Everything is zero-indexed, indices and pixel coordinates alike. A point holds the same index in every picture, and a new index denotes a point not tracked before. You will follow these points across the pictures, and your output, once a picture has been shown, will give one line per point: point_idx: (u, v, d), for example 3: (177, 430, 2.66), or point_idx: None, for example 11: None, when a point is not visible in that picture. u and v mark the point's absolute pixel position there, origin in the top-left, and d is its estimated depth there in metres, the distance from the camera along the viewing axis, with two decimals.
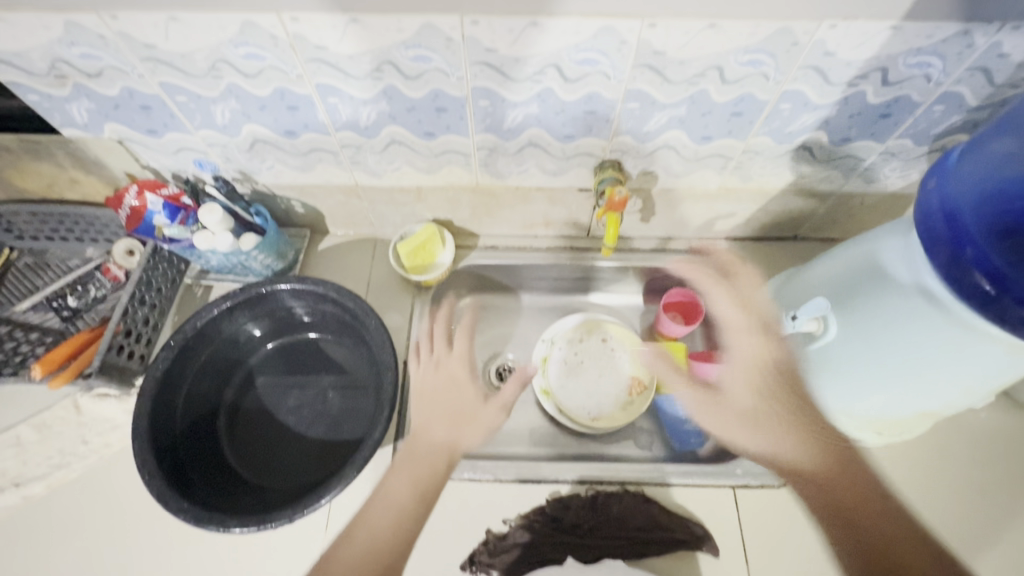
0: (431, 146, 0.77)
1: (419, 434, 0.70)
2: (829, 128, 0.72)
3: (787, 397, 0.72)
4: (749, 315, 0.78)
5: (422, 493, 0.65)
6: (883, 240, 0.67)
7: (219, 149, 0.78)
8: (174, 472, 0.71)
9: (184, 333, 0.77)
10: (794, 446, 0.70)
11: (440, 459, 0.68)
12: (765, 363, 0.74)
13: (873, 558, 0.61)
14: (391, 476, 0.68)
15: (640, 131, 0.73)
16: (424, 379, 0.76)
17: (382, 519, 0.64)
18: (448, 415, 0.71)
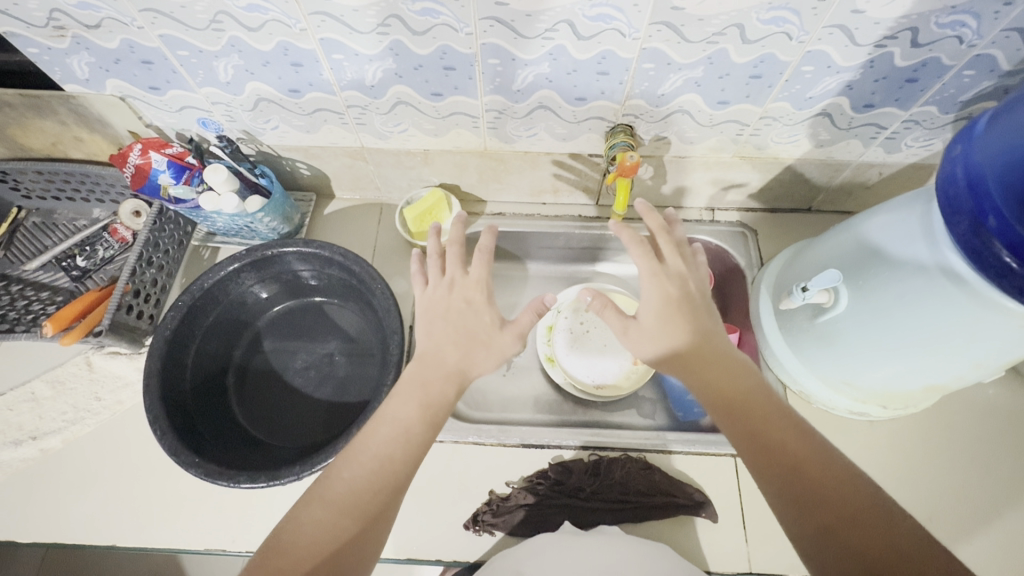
0: (437, 108, 0.75)
1: (429, 357, 0.65)
2: (851, 93, 0.69)
3: (699, 338, 0.63)
4: (667, 265, 0.67)
5: (432, 417, 0.61)
6: (895, 211, 0.65)
7: (222, 107, 0.77)
8: (187, 427, 0.73)
9: (192, 294, 0.77)
10: (703, 378, 0.61)
11: (451, 384, 0.63)
12: (675, 303, 0.64)
13: (820, 517, 0.50)
14: (396, 399, 0.62)
15: (654, 95, 0.70)
16: (433, 304, 0.69)
17: (386, 443, 0.58)
18: (461, 346, 0.65)
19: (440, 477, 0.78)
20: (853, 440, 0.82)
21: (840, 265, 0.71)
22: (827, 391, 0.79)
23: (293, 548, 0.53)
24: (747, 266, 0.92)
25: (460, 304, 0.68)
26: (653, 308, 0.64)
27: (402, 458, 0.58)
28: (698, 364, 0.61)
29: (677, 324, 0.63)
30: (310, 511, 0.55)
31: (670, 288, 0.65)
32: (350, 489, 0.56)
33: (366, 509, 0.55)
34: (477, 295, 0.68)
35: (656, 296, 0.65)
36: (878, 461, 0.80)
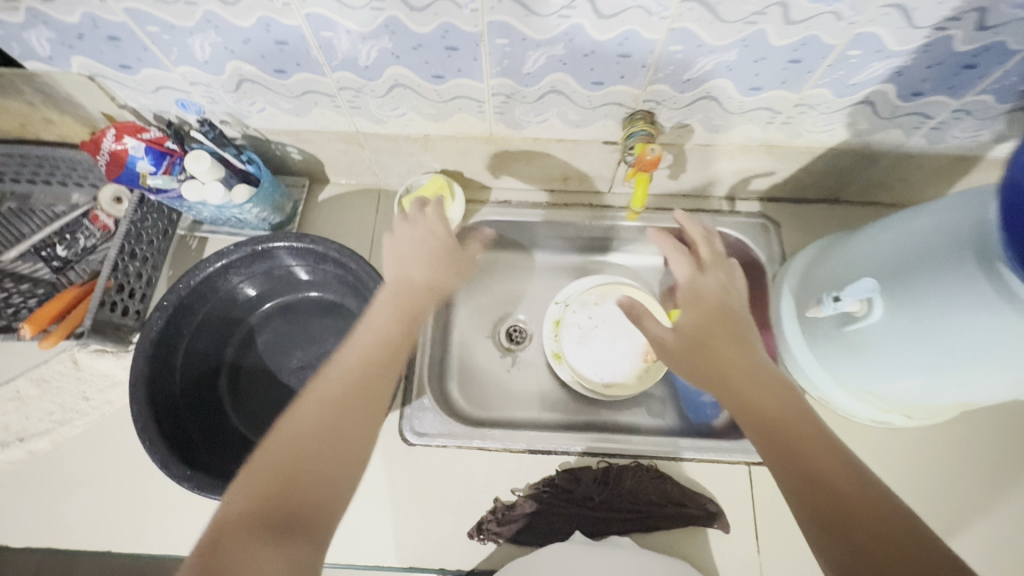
0: (439, 91, 0.68)
1: (402, 277, 0.66)
2: (900, 80, 0.62)
3: (737, 349, 0.60)
4: (705, 279, 0.68)
5: (409, 322, 0.62)
6: (938, 214, 0.61)
7: (201, 88, 0.70)
8: (175, 432, 0.69)
9: (177, 292, 0.72)
10: (736, 387, 0.57)
11: (420, 292, 0.65)
12: (712, 312, 0.64)
13: (833, 511, 0.47)
14: (373, 315, 0.62)
15: (680, 79, 0.63)
16: (404, 245, 0.69)
17: (366, 350, 0.58)
18: (429, 275, 0.67)
19: (443, 483, 0.76)
20: (873, 448, 0.79)
21: (872, 269, 0.67)
22: (849, 398, 0.76)
23: (278, 457, 0.49)
24: (768, 261, 0.87)
25: (424, 239, 0.70)
26: (693, 317, 0.64)
27: (382, 361, 0.57)
28: (733, 376, 0.57)
29: (714, 333, 0.62)
30: (292, 419, 0.52)
31: (712, 298, 0.66)
32: (335, 395, 0.53)
33: (353, 413, 0.53)
34: (438, 233, 0.72)
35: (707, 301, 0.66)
36: (903, 468, 0.77)
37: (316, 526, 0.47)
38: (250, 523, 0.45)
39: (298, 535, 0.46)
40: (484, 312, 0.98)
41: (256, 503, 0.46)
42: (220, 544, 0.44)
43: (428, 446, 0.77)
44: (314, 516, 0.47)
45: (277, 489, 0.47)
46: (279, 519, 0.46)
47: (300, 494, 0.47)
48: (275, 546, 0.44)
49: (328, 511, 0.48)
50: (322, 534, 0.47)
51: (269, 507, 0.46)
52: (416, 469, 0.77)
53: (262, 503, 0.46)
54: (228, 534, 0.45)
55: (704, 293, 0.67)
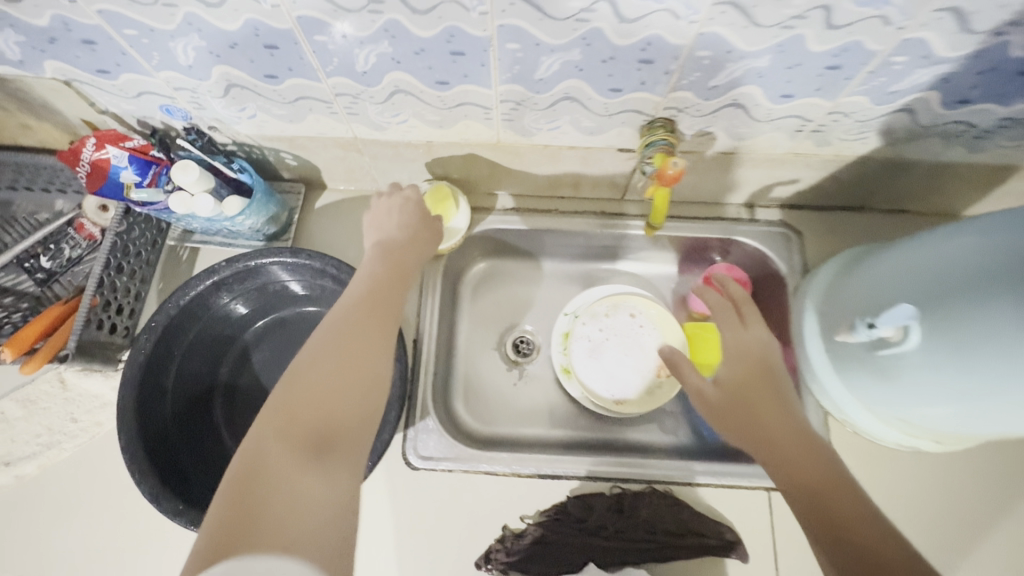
0: (443, 98, 0.63)
1: (388, 239, 0.66)
2: (945, 87, 0.57)
3: (777, 409, 0.57)
4: (748, 331, 0.65)
5: (398, 267, 0.63)
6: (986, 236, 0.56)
7: (187, 93, 0.65)
8: (169, 463, 0.66)
9: (166, 313, 0.68)
10: (768, 440, 0.55)
11: (406, 241, 0.67)
12: (753, 369, 0.61)
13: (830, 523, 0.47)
14: (367, 266, 0.62)
15: (705, 86, 0.58)
16: (381, 220, 0.69)
17: (365, 289, 0.58)
18: (411, 237, 0.68)
19: (449, 509, 0.73)
20: (899, 470, 0.76)
21: (906, 295, 0.62)
22: (876, 422, 0.73)
23: (302, 387, 0.49)
24: (790, 273, 0.83)
25: (399, 210, 0.70)
26: (733, 372, 0.61)
27: (379, 294, 0.58)
28: (767, 430, 0.55)
29: (755, 391, 0.59)
30: (307, 353, 0.51)
31: (756, 354, 0.63)
32: (345, 331, 0.53)
33: (368, 347, 0.53)
34: (412, 199, 0.71)
35: (751, 359, 0.62)
36: (930, 494, 0.75)
37: (351, 444, 0.48)
38: (287, 448, 0.45)
39: (336, 453, 0.47)
40: (489, 323, 0.93)
41: (290, 429, 0.46)
42: (259, 468, 0.44)
43: (433, 470, 0.74)
44: (348, 437, 0.48)
45: (308, 415, 0.47)
46: (316, 442, 0.46)
47: (330, 418, 0.48)
48: (316, 465, 0.45)
49: (360, 431, 0.49)
50: (358, 453, 0.49)
51: (302, 434, 0.46)
52: (420, 494, 0.74)
53: (295, 430, 0.46)
54: (266, 460, 0.44)
55: (747, 348, 0.63)
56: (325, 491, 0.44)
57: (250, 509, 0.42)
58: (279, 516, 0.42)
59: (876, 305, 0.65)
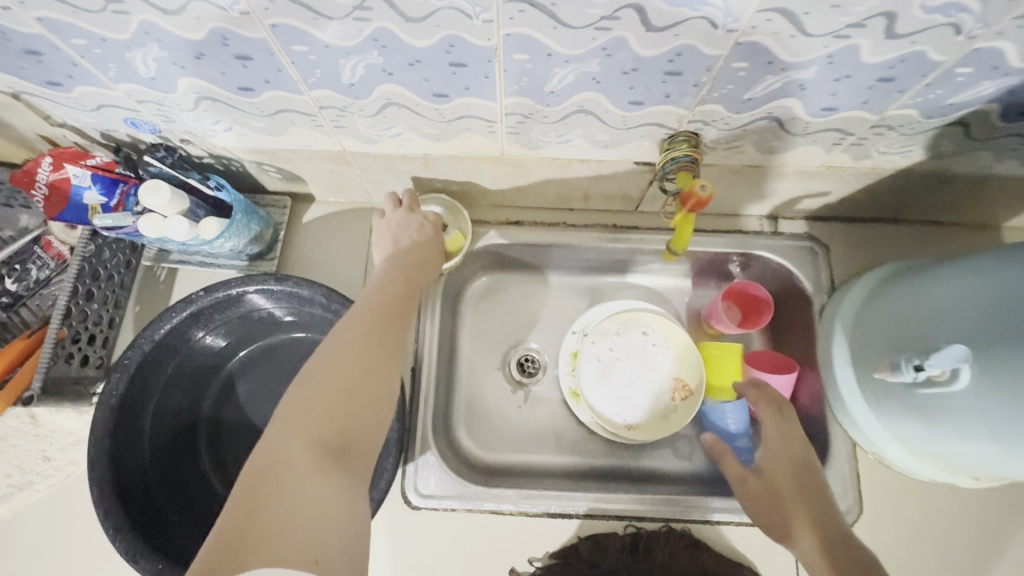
0: (441, 111, 0.56)
1: (403, 249, 0.65)
2: (1009, 100, 0.50)
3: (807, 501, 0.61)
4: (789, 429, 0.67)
5: (412, 277, 0.63)
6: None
7: (152, 106, 0.57)
8: (148, 514, 0.61)
9: (140, 349, 0.62)
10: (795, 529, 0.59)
11: (422, 253, 0.66)
12: (790, 466, 0.64)
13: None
14: (379, 278, 0.61)
15: (737, 99, 0.52)
16: (392, 236, 0.67)
17: (381, 300, 0.57)
18: (422, 254, 0.66)
19: (452, 550, 0.69)
20: (932, 503, 0.72)
21: (952, 322, 0.56)
22: (908, 456, 0.68)
23: (319, 396, 0.47)
24: (815, 291, 0.77)
25: (412, 227, 0.68)
26: (767, 465, 0.65)
27: (393, 302, 0.58)
28: (794, 521, 0.60)
29: (790, 486, 0.63)
30: (324, 360, 0.49)
31: (792, 451, 0.65)
32: (363, 339, 0.52)
33: (385, 357, 0.51)
34: (426, 219, 0.69)
35: (792, 459, 0.65)
36: (968, 529, 0.71)
37: (366, 455, 0.47)
38: (306, 456, 0.44)
39: (353, 465, 0.45)
40: (492, 341, 0.85)
41: (309, 436, 0.45)
42: (276, 475, 0.43)
43: (434, 509, 0.69)
44: (364, 448, 0.47)
45: (327, 422, 0.46)
46: (334, 452, 0.45)
47: (349, 427, 0.46)
48: (336, 474, 0.44)
49: (374, 443, 0.48)
50: (372, 463, 0.48)
51: (322, 442, 0.45)
52: (421, 535, 0.69)
53: (315, 438, 0.45)
54: (283, 466, 0.43)
55: (781, 445, 0.66)
56: (342, 501, 0.43)
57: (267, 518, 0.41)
58: (297, 526, 0.40)
59: (915, 328, 0.60)
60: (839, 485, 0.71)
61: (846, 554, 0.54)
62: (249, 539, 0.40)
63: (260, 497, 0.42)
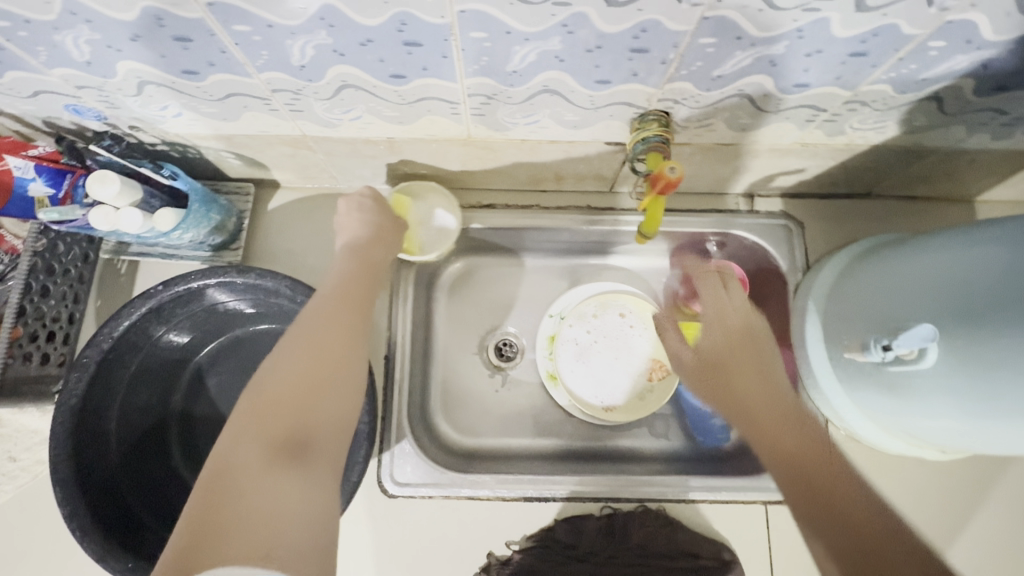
0: (401, 93, 0.53)
1: (363, 232, 0.61)
2: (982, 74, 0.49)
3: (757, 376, 0.55)
4: (733, 307, 0.61)
5: (371, 262, 0.59)
6: (1001, 245, 0.51)
7: (93, 92, 0.54)
8: (119, 515, 0.61)
9: (98, 348, 0.60)
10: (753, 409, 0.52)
11: (382, 236, 0.63)
12: (739, 341, 0.58)
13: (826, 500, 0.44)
14: (336, 263, 0.58)
15: (707, 77, 0.50)
16: (352, 227, 0.62)
17: (341, 285, 0.55)
18: (374, 232, 0.62)
19: (431, 537, 0.69)
20: (901, 476, 0.74)
21: (927, 302, 0.55)
22: (878, 432, 0.69)
23: (273, 392, 0.45)
24: (790, 269, 0.76)
25: (356, 210, 0.63)
26: (714, 341, 0.58)
27: (354, 292, 0.54)
28: (748, 399, 0.53)
29: (738, 361, 0.56)
30: (279, 357, 0.47)
31: (737, 321, 0.59)
32: (319, 330, 0.49)
33: (343, 345, 0.49)
34: (364, 198, 0.64)
35: (744, 330, 0.58)
36: (936, 500, 0.73)
37: (328, 449, 0.45)
38: (260, 454, 0.43)
39: (313, 460, 0.44)
40: (468, 326, 0.83)
41: (260, 437, 0.43)
42: (231, 476, 0.42)
43: (411, 497, 0.70)
44: (326, 441, 0.45)
45: (282, 423, 0.44)
46: (289, 449, 0.43)
47: (304, 422, 0.45)
48: (291, 470, 0.43)
49: (337, 435, 0.47)
50: (336, 456, 0.46)
51: (275, 440, 0.43)
52: (399, 522, 0.70)
53: (268, 437, 0.43)
54: (237, 467, 0.42)
55: (729, 317, 0.60)
56: (299, 497, 0.42)
57: (220, 520, 0.40)
58: (248, 526, 0.40)
59: (886, 309, 0.60)
60: None
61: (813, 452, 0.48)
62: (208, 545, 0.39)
63: (215, 500, 0.41)
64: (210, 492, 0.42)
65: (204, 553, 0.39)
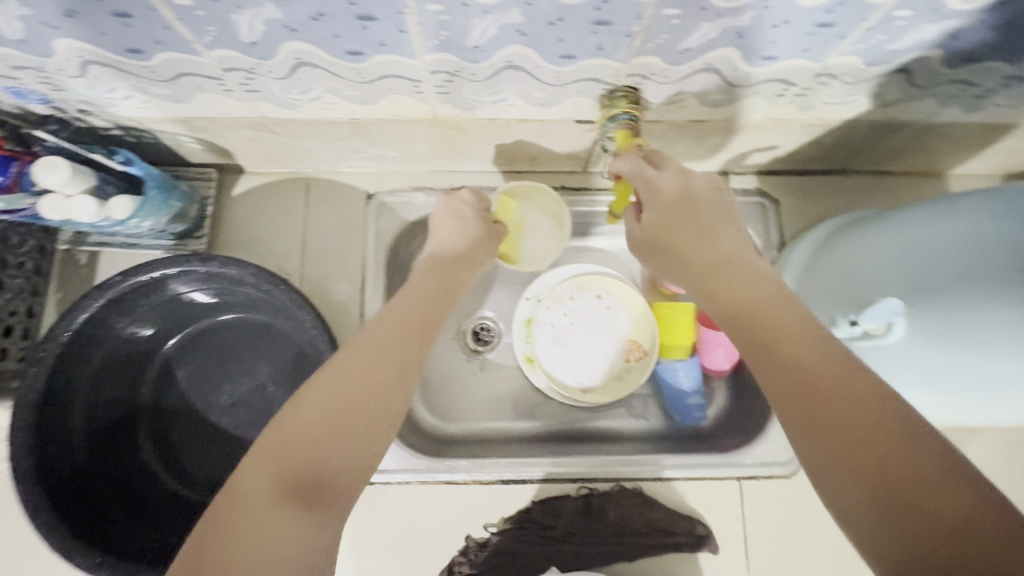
0: (360, 71, 0.51)
1: (447, 245, 0.60)
2: (951, 45, 0.49)
3: (703, 246, 0.47)
4: (662, 172, 0.52)
5: (448, 285, 0.57)
6: (1000, 220, 0.49)
7: (32, 73, 0.51)
8: (84, 513, 0.59)
9: (57, 341, 0.58)
10: (709, 288, 0.46)
11: (464, 256, 0.60)
12: (676, 208, 0.50)
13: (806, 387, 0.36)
14: (417, 280, 0.56)
15: (674, 50, 0.49)
16: (445, 226, 0.62)
17: (400, 314, 0.51)
18: (466, 241, 0.62)
19: (409, 523, 0.69)
20: None
21: (897, 276, 0.56)
22: None
23: (308, 414, 0.41)
24: (765, 247, 0.76)
25: (454, 215, 0.63)
26: (650, 216, 0.50)
27: (420, 320, 0.51)
28: (700, 275, 0.46)
29: (679, 235, 0.49)
30: (328, 373, 0.44)
31: (671, 193, 0.50)
32: (362, 363, 0.45)
33: (385, 382, 0.45)
34: (466, 204, 0.64)
35: (677, 202, 0.50)
36: None
37: (341, 497, 0.40)
38: (265, 487, 0.38)
39: (331, 496, 0.39)
40: None
41: (282, 462, 0.39)
42: (238, 501, 0.37)
43: (389, 483, 0.70)
44: (338, 489, 0.40)
45: (309, 451, 0.40)
46: (301, 490, 0.38)
47: (328, 455, 0.40)
48: (295, 515, 0.37)
49: (350, 484, 0.41)
50: (346, 508, 0.40)
51: (286, 477, 0.38)
52: (377, 509, 0.69)
53: (279, 471, 0.38)
54: (240, 495, 0.37)
55: (661, 193, 0.51)
56: (295, 545, 0.36)
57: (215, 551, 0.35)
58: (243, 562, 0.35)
59: (853, 283, 0.60)
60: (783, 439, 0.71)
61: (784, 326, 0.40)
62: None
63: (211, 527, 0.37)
64: (210, 516, 0.37)
65: None
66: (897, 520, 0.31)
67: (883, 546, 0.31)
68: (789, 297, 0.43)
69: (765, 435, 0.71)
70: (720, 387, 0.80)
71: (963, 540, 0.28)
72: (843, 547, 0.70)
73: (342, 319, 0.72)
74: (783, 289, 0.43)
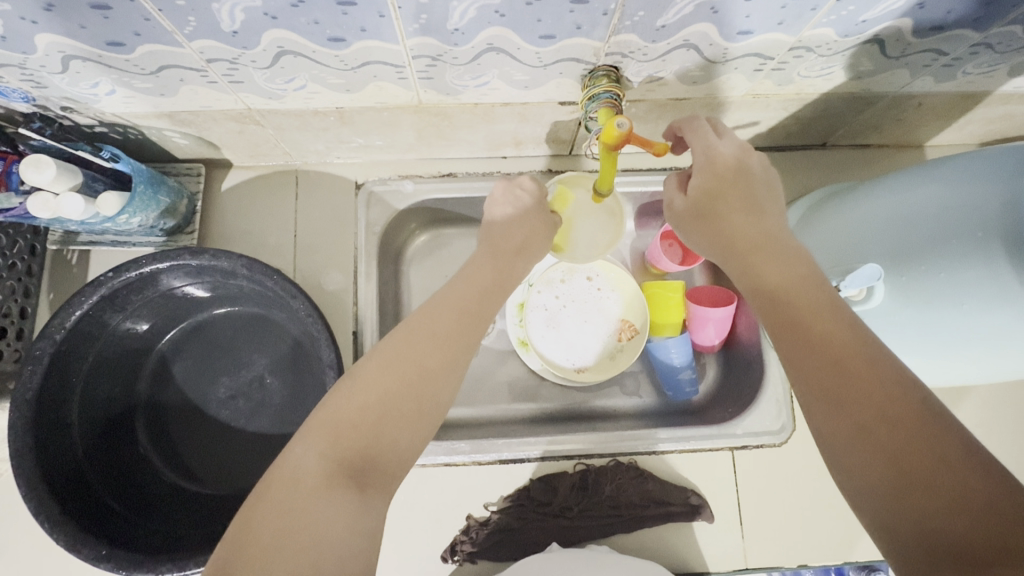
0: (343, 58, 0.52)
1: (497, 227, 0.58)
2: (919, 13, 0.50)
3: (749, 219, 0.47)
4: (722, 139, 0.50)
5: (504, 266, 0.55)
6: (972, 182, 0.51)
7: (14, 70, 0.51)
8: (88, 506, 0.60)
9: (51, 339, 0.58)
10: (748, 259, 0.46)
11: (522, 239, 0.58)
12: (730, 179, 0.48)
13: (833, 369, 0.38)
14: (476, 260, 0.55)
15: (651, 28, 0.49)
16: (499, 212, 0.59)
17: (453, 302, 0.50)
18: (525, 230, 0.58)
19: (412, 506, 0.70)
20: None
21: (877, 245, 0.57)
22: None
23: (359, 403, 0.42)
24: None
25: (513, 205, 0.59)
26: (700, 182, 0.49)
27: (478, 307, 0.50)
28: (740, 247, 0.46)
29: (726, 206, 0.48)
30: (376, 360, 0.45)
31: (724, 163, 0.49)
32: (413, 353, 0.45)
33: (434, 374, 0.45)
34: (525, 192, 0.61)
35: (728, 170, 0.48)
36: None
37: (389, 478, 0.42)
38: (320, 470, 0.39)
39: (374, 482, 0.41)
40: None
41: (332, 448, 0.40)
42: (292, 479, 0.39)
43: None
44: (386, 471, 0.42)
45: (358, 436, 0.41)
46: (354, 472, 0.40)
47: (377, 444, 0.41)
48: (351, 495, 0.39)
49: (398, 468, 0.42)
50: (392, 485, 0.42)
51: (342, 459, 0.40)
52: None
53: (335, 453, 0.40)
54: (294, 474, 0.39)
55: (716, 160, 0.49)
56: (344, 526, 0.38)
57: (266, 526, 0.36)
58: (293, 538, 0.36)
59: (835, 253, 0.61)
60: (775, 408, 0.72)
61: (818, 308, 0.41)
62: (252, 549, 0.36)
63: (260, 505, 0.38)
64: (260, 490, 0.39)
65: (242, 562, 0.35)
66: (901, 495, 0.34)
67: (884, 510, 0.34)
68: (823, 275, 0.44)
69: (756, 406, 0.72)
70: (710, 362, 0.82)
71: (959, 511, 0.32)
72: (835, 511, 0.72)
73: (336, 308, 0.73)
74: (815, 266, 0.44)
